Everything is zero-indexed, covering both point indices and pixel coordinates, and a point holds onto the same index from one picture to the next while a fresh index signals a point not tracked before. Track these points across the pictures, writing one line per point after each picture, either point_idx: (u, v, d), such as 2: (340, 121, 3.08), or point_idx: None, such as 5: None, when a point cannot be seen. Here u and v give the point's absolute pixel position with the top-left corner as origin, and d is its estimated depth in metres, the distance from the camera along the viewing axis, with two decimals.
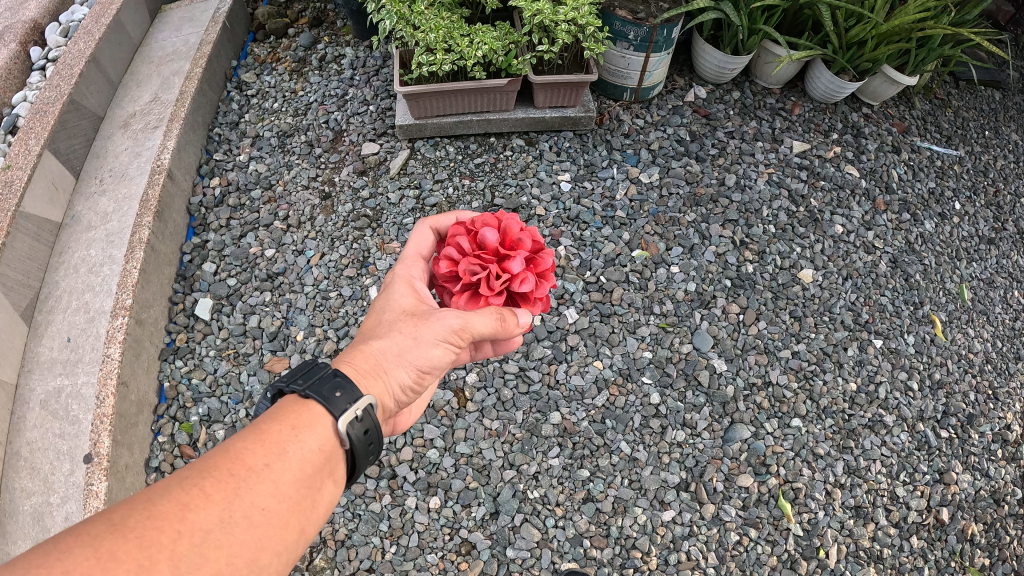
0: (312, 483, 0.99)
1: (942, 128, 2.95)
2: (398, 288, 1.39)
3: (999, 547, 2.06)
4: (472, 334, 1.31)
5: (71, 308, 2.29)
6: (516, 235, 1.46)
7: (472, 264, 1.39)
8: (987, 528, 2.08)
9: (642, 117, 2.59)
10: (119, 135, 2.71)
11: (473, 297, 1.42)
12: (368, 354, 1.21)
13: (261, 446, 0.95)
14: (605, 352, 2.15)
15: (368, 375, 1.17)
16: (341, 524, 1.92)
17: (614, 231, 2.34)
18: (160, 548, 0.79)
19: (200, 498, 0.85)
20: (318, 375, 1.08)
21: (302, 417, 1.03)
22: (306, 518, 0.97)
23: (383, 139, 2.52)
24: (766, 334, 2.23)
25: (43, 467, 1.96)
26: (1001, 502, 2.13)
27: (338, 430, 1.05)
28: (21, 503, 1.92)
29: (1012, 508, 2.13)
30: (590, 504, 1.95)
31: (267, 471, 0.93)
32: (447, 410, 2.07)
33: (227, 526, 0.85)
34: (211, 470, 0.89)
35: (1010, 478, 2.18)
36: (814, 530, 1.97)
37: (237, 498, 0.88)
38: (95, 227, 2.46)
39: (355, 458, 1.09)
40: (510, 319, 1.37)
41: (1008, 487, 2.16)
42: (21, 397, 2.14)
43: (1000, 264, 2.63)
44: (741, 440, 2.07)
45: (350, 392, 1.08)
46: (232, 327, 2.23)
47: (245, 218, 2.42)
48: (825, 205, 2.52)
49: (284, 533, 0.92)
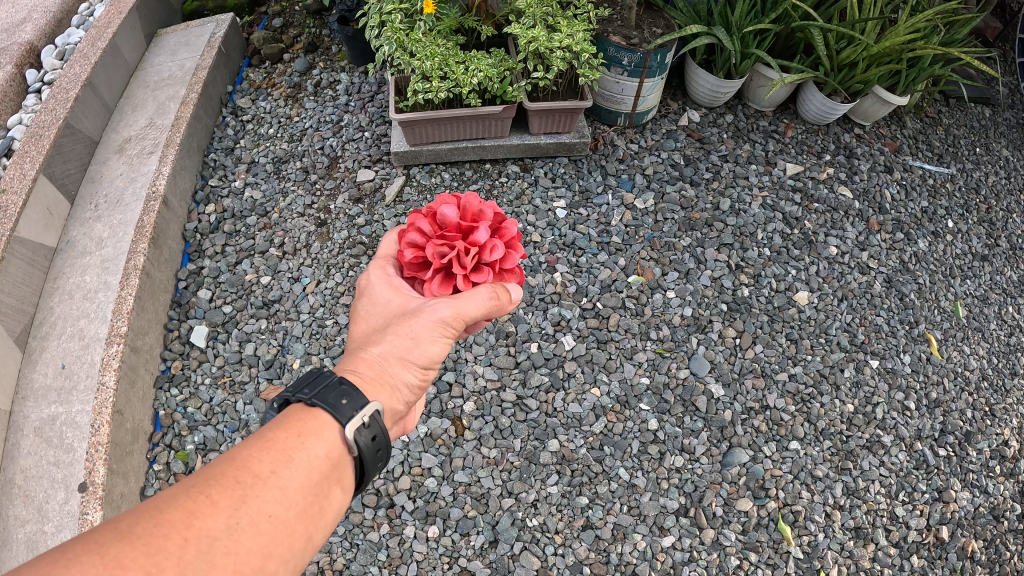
0: (319, 491, 0.96)
1: (933, 146, 2.98)
2: (381, 293, 1.37)
3: (998, 563, 2.07)
4: (466, 320, 1.29)
5: (65, 335, 2.28)
6: (476, 209, 1.46)
7: (437, 248, 1.37)
8: (986, 545, 2.09)
9: (636, 141, 2.60)
10: (114, 160, 2.70)
11: (445, 280, 1.39)
12: (371, 361, 1.18)
13: (267, 453, 0.93)
14: (603, 377, 2.14)
15: (375, 382, 1.15)
16: (339, 553, 1.92)
17: (610, 257, 2.34)
18: (167, 555, 0.77)
19: (207, 505, 0.83)
20: (323, 384, 1.06)
21: (309, 424, 1.01)
22: (314, 525, 0.94)
23: (378, 165, 2.52)
24: (763, 357, 2.24)
25: (35, 496, 1.94)
26: (1001, 517, 2.13)
27: (345, 437, 1.03)
28: (14, 532, 1.90)
29: (1012, 524, 2.13)
30: (590, 531, 1.94)
31: (274, 478, 0.91)
32: (445, 438, 2.06)
33: (234, 533, 0.83)
34: (217, 477, 0.87)
35: (1008, 494, 2.19)
36: (814, 553, 1.98)
37: (243, 504, 0.86)
38: (90, 252, 2.46)
39: (364, 465, 1.06)
40: (503, 295, 1.37)
41: (1007, 503, 2.16)
42: (15, 423, 2.12)
43: (994, 281, 2.65)
44: (739, 464, 2.07)
45: (357, 399, 1.06)
46: (228, 354, 2.22)
47: (241, 245, 2.41)
48: (819, 226, 2.52)
49: (291, 540, 0.90)
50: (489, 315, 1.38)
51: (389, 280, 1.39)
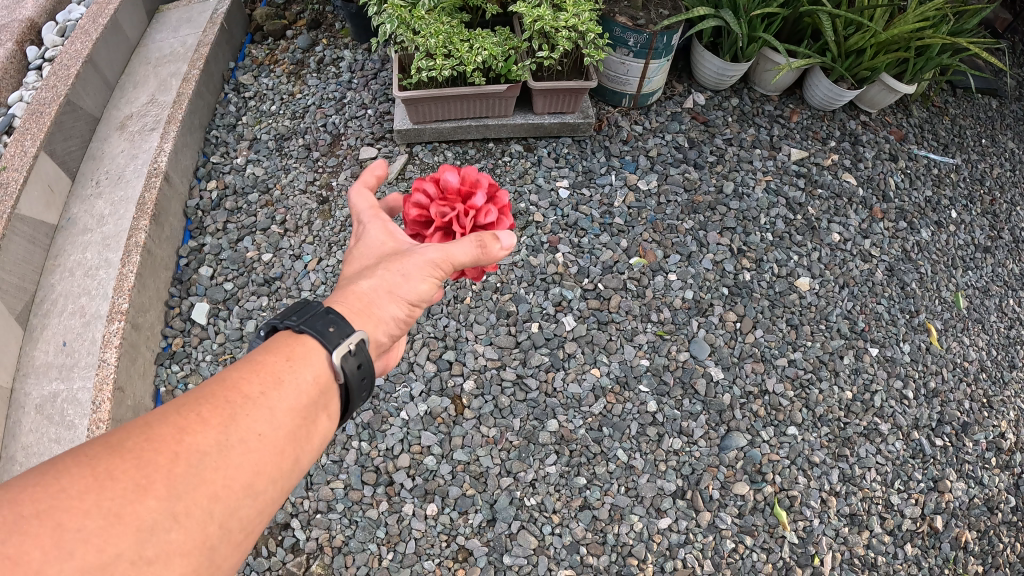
0: (306, 416, 0.96)
1: (939, 136, 2.97)
2: (372, 230, 1.34)
3: (992, 555, 2.11)
4: (454, 263, 1.26)
5: (66, 312, 2.28)
6: (474, 177, 1.47)
7: (438, 208, 1.39)
8: (981, 536, 2.12)
9: (640, 123, 2.57)
10: (115, 137, 2.68)
11: (438, 237, 1.38)
12: (358, 294, 1.16)
13: (255, 375, 0.93)
14: (603, 359, 2.14)
15: (361, 314, 1.13)
16: (338, 530, 1.96)
17: (612, 238, 2.33)
18: (157, 468, 0.77)
19: (197, 422, 0.83)
20: (310, 313, 1.06)
21: (296, 350, 1.01)
22: (301, 449, 0.94)
23: (381, 143, 2.50)
24: (763, 343, 2.23)
25: None
26: (995, 509, 2.17)
27: (332, 363, 1.03)
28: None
29: (1006, 517, 2.17)
30: (587, 512, 1.97)
31: (262, 399, 0.91)
32: (445, 416, 2.06)
33: (224, 450, 0.83)
34: (206, 397, 0.87)
35: (1003, 486, 2.21)
36: (808, 538, 2.02)
37: (233, 422, 0.86)
38: (91, 229, 2.45)
39: (350, 393, 1.06)
40: (492, 245, 1.30)
41: (1001, 495, 2.19)
42: (16, 400, 2.14)
43: (996, 273, 2.65)
44: (737, 448, 2.09)
45: (343, 327, 1.06)
46: (229, 331, 2.22)
47: (242, 222, 2.40)
48: (823, 213, 2.50)
49: (279, 461, 0.90)
50: (478, 261, 1.34)
51: (381, 221, 1.37)
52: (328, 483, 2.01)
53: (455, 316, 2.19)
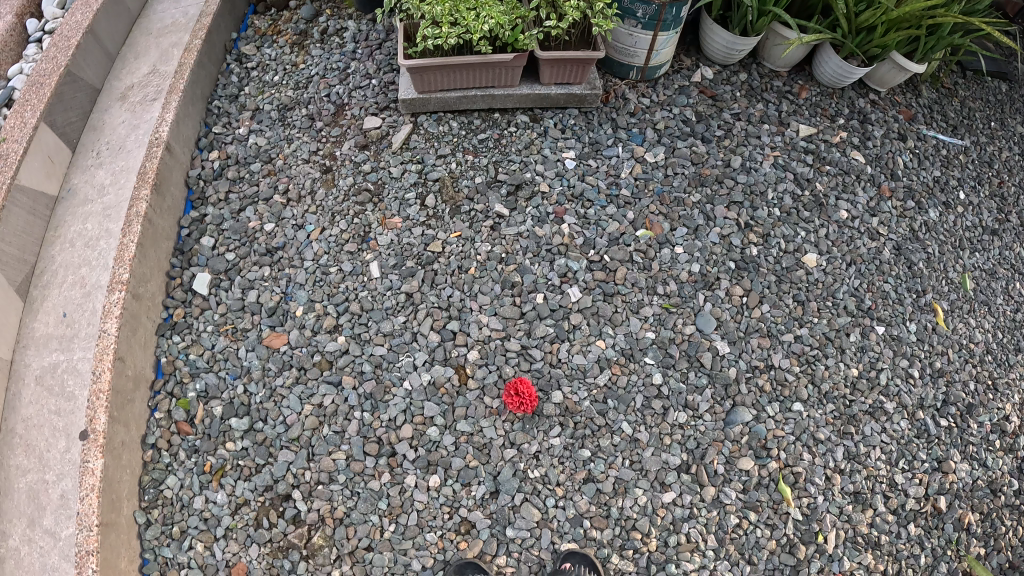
0: None
1: (949, 117, 2.93)
2: None
3: (994, 537, 2.11)
4: None
5: (67, 283, 2.26)
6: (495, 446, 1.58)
7: None
8: (983, 518, 2.13)
9: (648, 95, 2.53)
10: (116, 108, 2.65)
11: None
12: None
13: None
14: (608, 331, 2.12)
15: None
16: (340, 501, 1.97)
17: (619, 210, 2.30)
18: None
19: None
20: None
21: None
22: None
23: (385, 113, 2.47)
24: (769, 318, 2.21)
25: (37, 444, 1.99)
26: (998, 492, 2.17)
27: None
28: (17, 481, 1.96)
29: (1009, 500, 2.17)
30: (591, 485, 1.96)
31: None
32: (448, 387, 2.04)
33: None
34: None
35: (1007, 469, 2.21)
36: (813, 515, 2.01)
37: None
38: (92, 200, 2.43)
39: None
40: None
41: (1005, 478, 2.19)
42: (17, 372, 2.14)
43: (1003, 256, 2.63)
44: (742, 423, 2.07)
45: None
46: (230, 302, 2.20)
47: (245, 191, 2.37)
48: (831, 190, 2.47)
49: None
50: None
51: None
52: (329, 454, 2.00)
53: (459, 287, 2.16)
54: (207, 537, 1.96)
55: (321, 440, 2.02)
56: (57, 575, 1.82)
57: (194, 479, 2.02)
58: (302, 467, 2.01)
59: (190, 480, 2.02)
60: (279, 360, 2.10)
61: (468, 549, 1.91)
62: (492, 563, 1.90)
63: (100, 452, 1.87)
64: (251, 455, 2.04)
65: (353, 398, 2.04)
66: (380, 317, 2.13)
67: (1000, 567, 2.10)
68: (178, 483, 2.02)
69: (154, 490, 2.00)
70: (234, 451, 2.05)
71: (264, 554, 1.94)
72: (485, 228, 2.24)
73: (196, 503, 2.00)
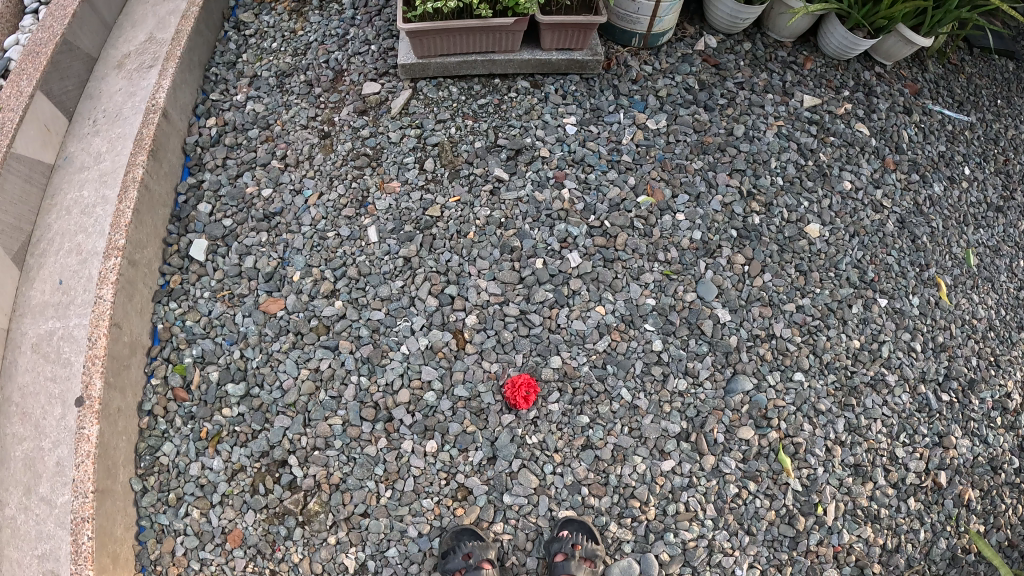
0: None
1: (955, 93, 2.89)
2: None
3: (994, 515, 2.11)
4: None
5: (63, 251, 2.24)
6: None
7: None
8: (983, 496, 2.12)
9: (650, 63, 2.49)
10: (113, 76, 2.62)
11: None
12: None
13: None
14: (608, 297, 2.10)
15: None
16: (336, 467, 1.96)
17: (620, 175, 2.28)
18: None
19: None
20: None
21: None
22: None
23: (384, 79, 2.44)
24: (771, 287, 2.19)
25: (33, 413, 1.98)
26: (998, 469, 2.16)
27: None
28: (13, 449, 1.95)
29: (1009, 477, 2.16)
30: (589, 451, 1.95)
31: None
32: (446, 351, 2.03)
33: None
34: None
35: (1007, 446, 2.20)
36: (812, 486, 2.00)
37: None
38: (89, 167, 2.41)
39: None
40: None
41: (1005, 455, 2.18)
42: (13, 340, 2.12)
43: (1007, 233, 2.60)
44: (742, 392, 2.06)
45: None
46: (227, 268, 2.19)
47: (242, 157, 2.35)
48: (834, 160, 2.45)
49: None
50: None
51: None
52: (326, 419, 2.00)
53: (457, 251, 2.15)
54: (203, 503, 1.96)
55: (317, 405, 2.01)
56: (54, 542, 1.81)
57: (190, 446, 2.01)
58: (298, 432, 1.99)
59: (186, 446, 2.01)
60: (276, 326, 2.10)
61: (465, 515, 1.91)
62: (488, 529, 1.90)
63: (95, 418, 1.85)
64: (247, 421, 2.03)
65: (350, 363, 2.03)
66: (377, 281, 2.12)
67: (999, 544, 2.09)
68: (174, 449, 2.01)
69: (151, 456, 2.00)
70: (231, 417, 2.04)
71: (261, 520, 1.94)
72: (484, 192, 2.22)
73: (191, 469, 1.99)
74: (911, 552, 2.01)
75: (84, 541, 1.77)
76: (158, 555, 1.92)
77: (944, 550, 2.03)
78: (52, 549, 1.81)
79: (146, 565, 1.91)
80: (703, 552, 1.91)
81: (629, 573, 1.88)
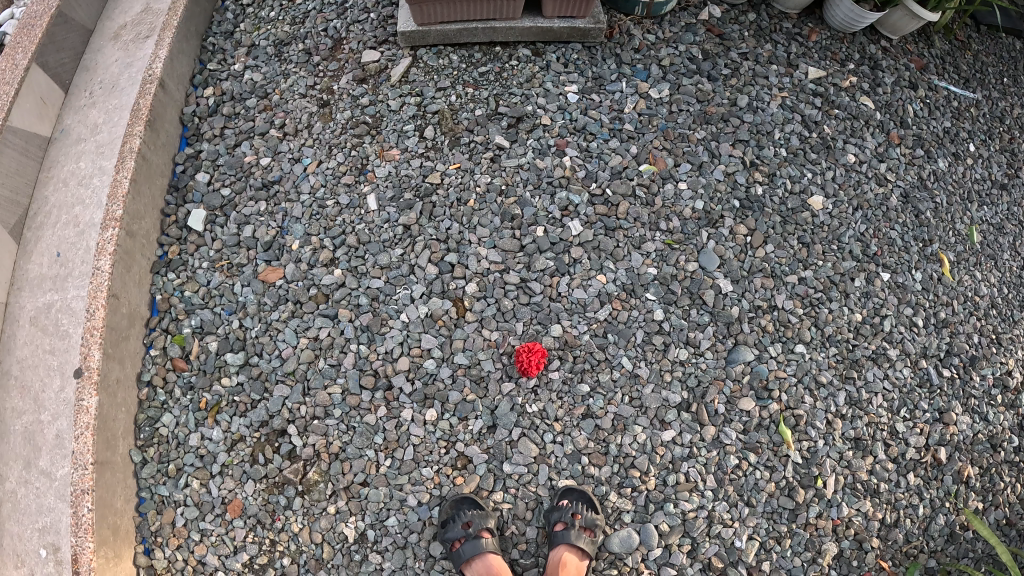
0: None
1: (961, 69, 2.83)
2: None
3: (993, 493, 2.11)
4: None
5: (60, 224, 2.20)
6: None
7: None
8: (982, 473, 2.11)
9: (653, 32, 2.46)
10: (109, 47, 2.57)
11: None
12: None
13: None
14: (609, 266, 2.09)
15: None
16: (336, 437, 1.96)
17: (622, 144, 2.26)
18: None
19: None
20: None
21: None
22: None
23: (384, 47, 2.41)
24: (773, 258, 2.18)
25: (32, 386, 1.96)
26: (998, 447, 2.15)
27: None
28: (13, 423, 1.94)
29: (1008, 455, 2.16)
30: (590, 420, 1.95)
31: None
32: (446, 319, 2.02)
33: None
34: None
35: (1008, 425, 2.19)
36: (813, 459, 2.00)
37: None
38: (85, 139, 2.36)
39: None
40: None
41: (1005, 433, 2.18)
42: (12, 313, 2.10)
43: (1011, 212, 2.58)
44: (744, 362, 2.05)
45: None
46: (226, 237, 2.17)
47: (240, 127, 2.33)
48: (838, 133, 2.42)
49: None
50: None
51: None
52: (325, 388, 1.99)
53: (458, 219, 2.13)
54: (203, 474, 1.96)
55: (317, 374, 2.00)
56: (55, 514, 1.81)
57: (190, 416, 2.01)
58: (297, 402, 1.99)
59: (185, 417, 2.01)
60: (276, 295, 2.09)
61: (464, 484, 1.91)
62: (488, 498, 1.90)
63: (94, 390, 1.84)
64: (246, 390, 2.02)
65: (350, 331, 2.03)
66: (377, 250, 2.11)
67: (996, 522, 2.10)
68: (173, 420, 2.01)
69: (150, 428, 1.99)
70: (230, 386, 2.03)
71: (260, 490, 1.94)
72: (484, 159, 2.20)
73: (191, 440, 1.98)
74: (909, 528, 2.01)
75: (84, 512, 1.76)
76: (158, 526, 1.93)
77: (943, 526, 2.03)
78: (52, 522, 1.82)
79: (147, 536, 1.92)
80: (702, 523, 1.91)
81: (628, 542, 1.89)
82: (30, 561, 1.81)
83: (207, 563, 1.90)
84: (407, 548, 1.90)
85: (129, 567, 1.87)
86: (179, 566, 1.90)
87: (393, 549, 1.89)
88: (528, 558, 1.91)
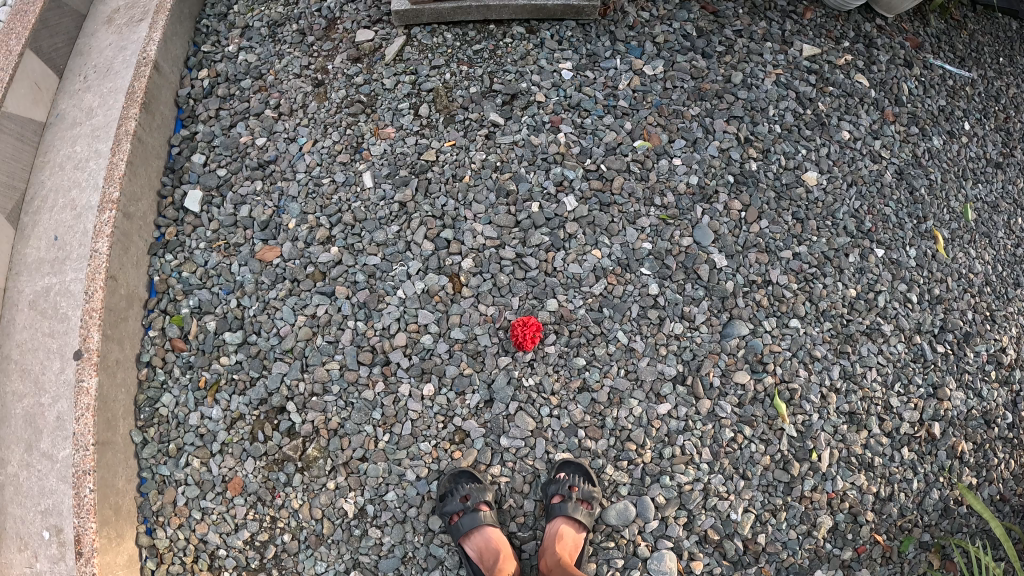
0: None
1: (956, 49, 2.77)
2: None
3: (986, 468, 2.13)
4: None
5: (58, 207, 2.16)
6: None
7: None
8: (976, 449, 2.13)
9: (647, 9, 2.45)
10: (103, 31, 2.48)
11: None
12: None
13: None
14: (605, 241, 2.11)
15: None
16: (334, 412, 1.97)
17: (616, 121, 2.27)
18: None
19: None
20: None
21: None
22: None
23: (378, 26, 2.41)
24: (768, 234, 2.20)
25: (32, 369, 1.96)
26: (991, 424, 2.17)
27: None
28: (14, 406, 1.95)
29: (1001, 431, 2.18)
30: (586, 394, 1.98)
31: None
32: (442, 295, 2.05)
33: None
34: None
35: (1001, 401, 2.21)
36: (807, 433, 2.02)
37: None
38: (81, 122, 2.28)
39: None
40: None
41: (999, 410, 2.19)
42: (11, 298, 2.09)
43: (1005, 190, 2.59)
44: (739, 336, 2.07)
45: None
46: (223, 218, 2.19)
47: (235, 108, 2.34)
48: (833, 110, 2.43)
49: None
50: None
51: None
52: (323, 364, 2.01)
53: (453, 196, 2.15)
54: (203, 453, 1.97)
55: (315, 351, 2.02)
56: (58, 495, 1.82)
57: (189, 396, 2.02)
58: (296, 378, 2.00)
59: (185, 397, 2.02)
60: (273, 274, 2.10)
61: (462, 458, 1.93)
62: (486, 472, 1.93)
63: (94, 370, 1.85)
64: (245, 368, 2.03)
65: (348, 308, 2.04)
66: (373, 226, 2.12)
67: (990, 497, 2.12)
68: (173, 400, 2.02)
69: (150, 408, 2.01)
70: (229, 365, 2.04)
71: (260, 468, 1.95)
72: (479, 137, 2.21)
73: (191, 419, 2.00)
74: (903, 501, 2.04)
75: (87, 491, 1.78)
76: (159, 506, 1.95)
77: (937, 501, 2.06)
78: (54, 504, 1.83)
79: (149, 515, 1.94)
80: (698, 496, 1.94)
81: (625, 514, 1.91)
82: (33, 543, 1.83)
83: (209, 541, 1.93)
84: (406, 522, 1.92)
85: (131, 547, 1.89)
86: (181, 545, 1.93)
87: (393, 524, 1.91)
88: (526, 530, 1.94)
